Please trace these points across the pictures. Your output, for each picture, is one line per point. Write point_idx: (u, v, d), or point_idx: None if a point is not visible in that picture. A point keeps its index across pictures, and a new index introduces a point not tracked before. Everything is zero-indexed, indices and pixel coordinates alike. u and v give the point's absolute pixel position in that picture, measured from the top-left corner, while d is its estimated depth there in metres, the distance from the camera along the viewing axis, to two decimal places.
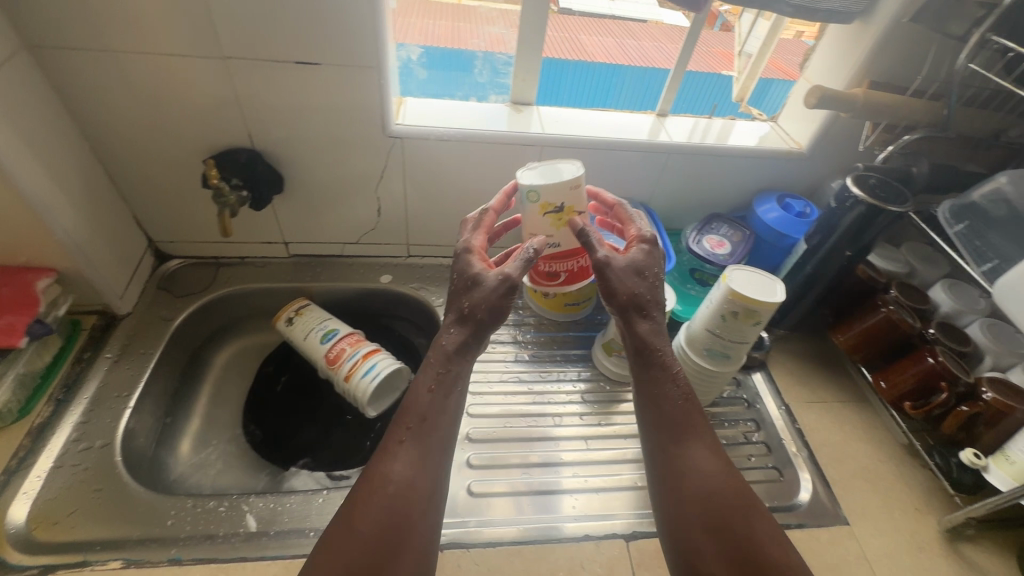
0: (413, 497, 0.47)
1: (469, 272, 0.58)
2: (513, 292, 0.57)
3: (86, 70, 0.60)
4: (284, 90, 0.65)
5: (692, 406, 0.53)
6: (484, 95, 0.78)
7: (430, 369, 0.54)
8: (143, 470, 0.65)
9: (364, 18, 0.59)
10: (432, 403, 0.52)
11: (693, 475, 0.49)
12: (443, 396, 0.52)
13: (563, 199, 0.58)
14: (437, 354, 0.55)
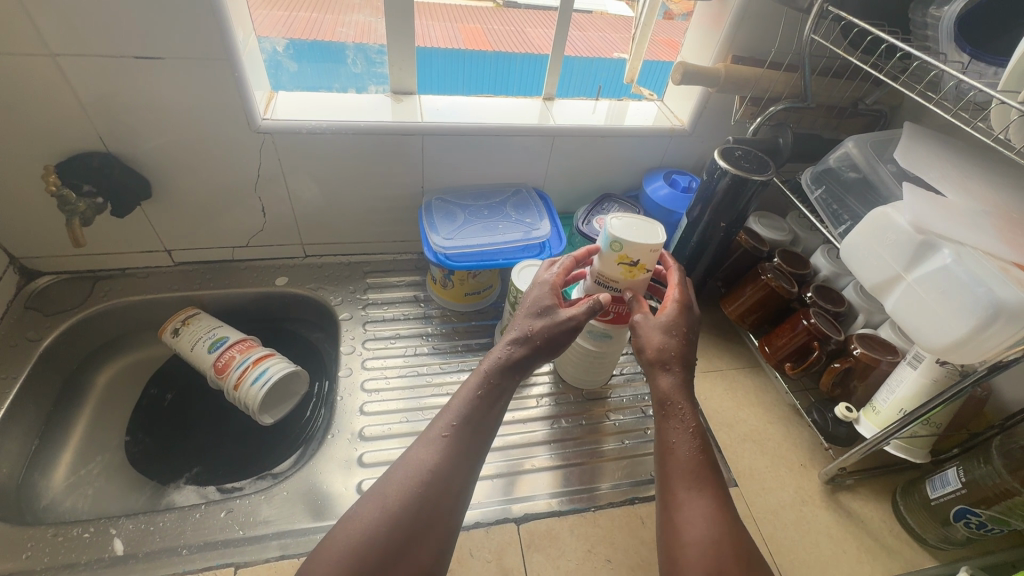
0: (442, 494, 0.46)
1: (540, 299, 0.57)
2: (575, 333, 0.56)
3: None
4: (130, 88, 0.61)
5: (710, 456, 0.50)
6: (362, 86, 0.77)
7: (474, 389, 0.52)
8: (6, 503, 0.61)
9: (202, 8, 0.56)
10: (446, 444, 0.49)
11: (693, 527, 0.45)
12: (475, 417, 0.51)
13: (641, 256, 0.56)
14: (493, 365, 0.54)
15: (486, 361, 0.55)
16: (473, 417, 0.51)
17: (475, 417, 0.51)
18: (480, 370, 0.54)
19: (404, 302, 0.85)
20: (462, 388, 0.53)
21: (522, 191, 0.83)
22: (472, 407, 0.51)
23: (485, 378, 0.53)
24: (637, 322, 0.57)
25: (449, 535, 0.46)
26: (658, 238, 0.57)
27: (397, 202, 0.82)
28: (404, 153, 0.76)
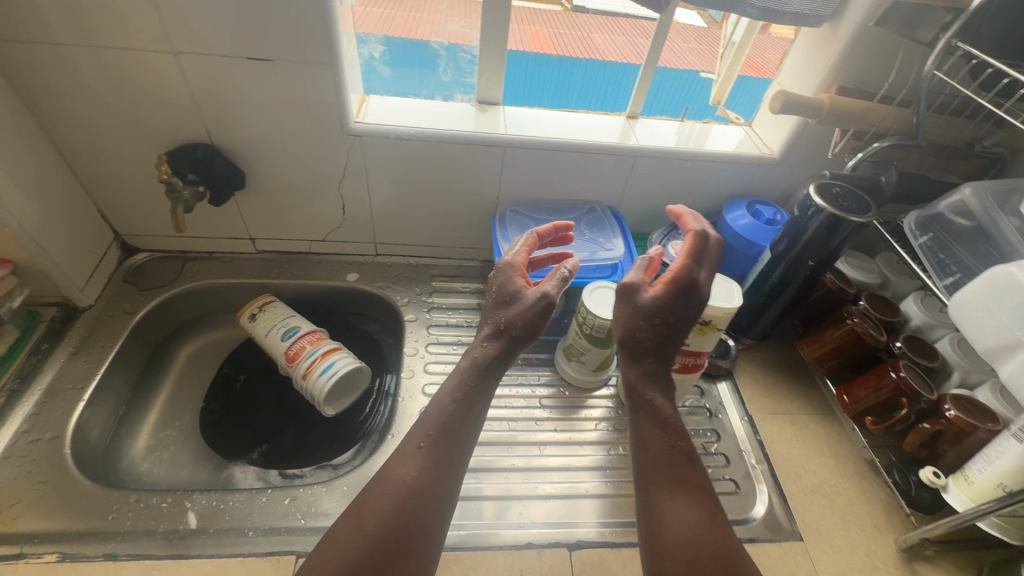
0: (421, 503, 0.47)
1: (508, 289, 0.61)
2: (549, 311, 0.58)
3: (39, 63, 0.60)
4: (240, 86, 0.64)
5: (682, 446, 0.51)
6: (449, 95, 0.77)
7: (455, 392, 0.54)
8: (96, 462, 0.66)
9: (314, 14, 0.59)
10: (440, 426, 0.52)
11: (676, 523, 0.46)
12: (457, 417, 0.52)
13: (712, 317, 0.59)
14: (467, 374, 0.55)
15: (463, 363, 0.57)
16: (452, 423, 0.52)
17: (454, 420, 0.52)
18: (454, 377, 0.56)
19: (467, 309, 0.86)
20: (438, 398, 0.54)
21: (596, 209, 0.82)
22: (449, 410, 0.53)
23: (462, 386, 0.55)
24: (626, 288, 0.57)
25: (433, 539, 0.47)
26: (731, 303, 0.58)
27: (470, 210, 0.83)
28: (484, 163, 0.76)
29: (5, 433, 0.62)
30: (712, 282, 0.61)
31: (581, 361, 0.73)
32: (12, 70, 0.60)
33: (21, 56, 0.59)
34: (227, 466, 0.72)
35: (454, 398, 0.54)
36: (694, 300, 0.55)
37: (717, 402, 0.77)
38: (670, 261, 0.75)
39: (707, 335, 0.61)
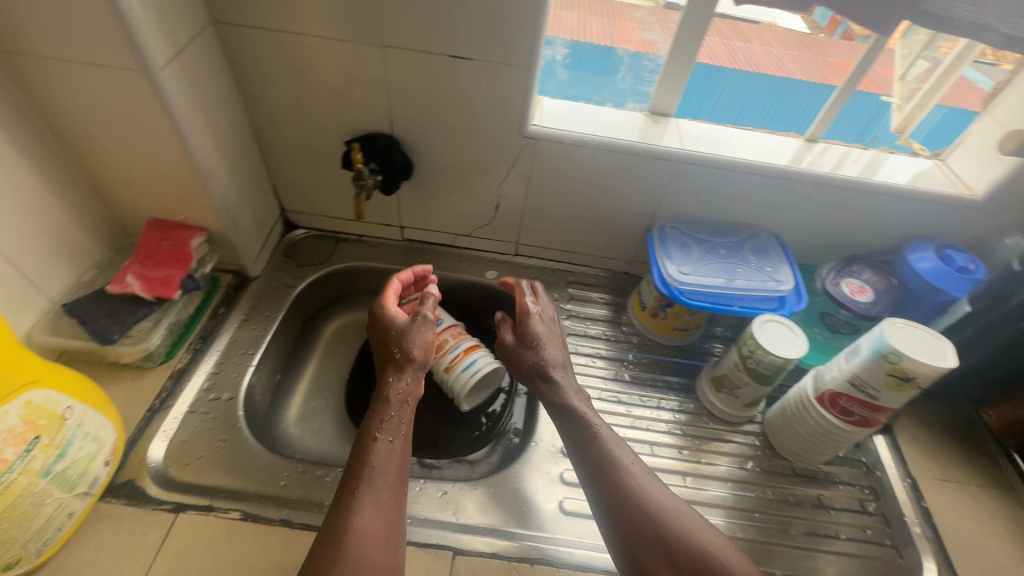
0: (387, 559, 0.49)
1: (388, 322, 0.67)
2: (428, 324, 0.68)
3: (258, 46, 0.63)
4: (434, 83, 0.65)
5: (586, 451, 0.58)
6: (621, 102, 0.75)
7: (381, 431, 0.57)
8: (259, 426, 0.70)
9: (526, 18, 0.58)
10: (389, 450, 0.56)
11: (638, 511, 0.53)
12: (386, 457, 0.55)
13: (917, 374, 0.53)
14: (386, 413, 0.59)
15: (391, 398, 0.61)
16: (376, 466, 0.54)
17: (381, 460, 0.55)
18: (369, 423, 0.58)
19: (604, 321, 0.85)
20: (361, 438, 0.57)
21: (759, 235, 0.77)
22: (388, 451, 0.56)
23: (374, 426, 0.58)
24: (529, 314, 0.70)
25: None
26: (946, 362, 0.52)
27: (622, 221, 0.81)
28: (651, 177, 0.74)
29: (190, 388, 0.66)
30: (917, 335, 0.55)
31: (733, 393, 0.70)
32: (233, 52, 0.64)
33: (246, 40, 0.63)
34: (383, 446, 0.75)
35: (375, 442, 0.56)
36: (539, 318, 0.70)
37: (874, 457, 0.71)
38: (845, 301, 0.70)
39: (903, 392, 0.55)
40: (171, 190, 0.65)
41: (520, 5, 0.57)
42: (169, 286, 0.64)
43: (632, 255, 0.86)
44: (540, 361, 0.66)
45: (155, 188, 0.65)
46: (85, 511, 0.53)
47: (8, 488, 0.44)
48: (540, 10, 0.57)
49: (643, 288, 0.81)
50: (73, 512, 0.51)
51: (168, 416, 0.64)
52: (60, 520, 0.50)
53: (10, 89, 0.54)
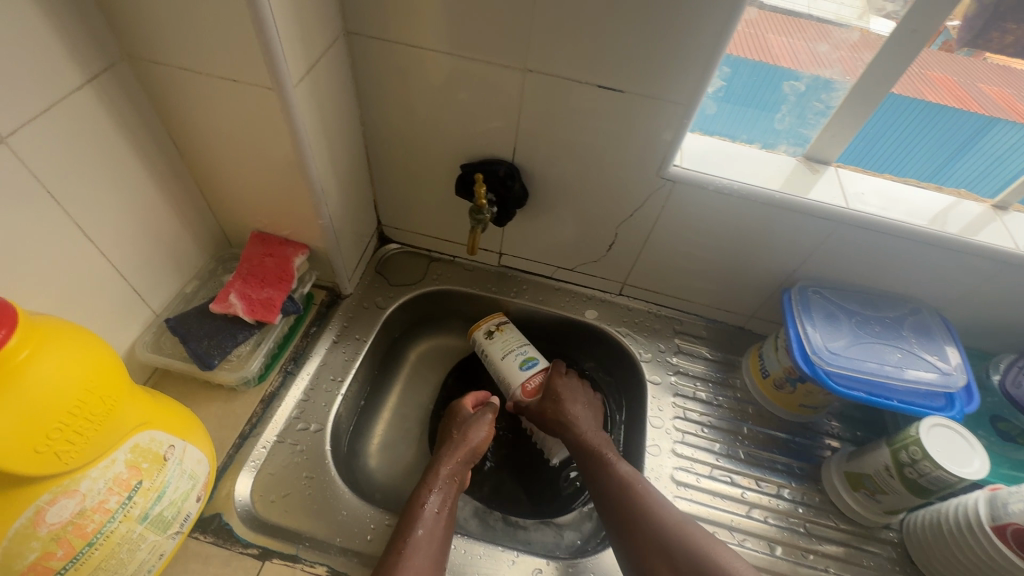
0: None
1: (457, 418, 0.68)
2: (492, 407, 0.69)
3: (386, 61, 0.58)
4: (573, 113, 0.58)
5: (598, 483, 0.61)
6: (772, 143, 0.65)
7: (430, 499, 0.57)
8: (344, 461, 0.66)
9: (697, 52, 0.50)
10: (435, 519, 0.56)
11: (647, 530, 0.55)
12: (430, 530, 0.54)
13: None
14: (435, 485, 0.59)
15: (440, 476, 0.60)
16: (420, 538, 0.53)
17: (428, 530, 0.54)
18: (417, 493, 0.58)
19: (714, 382, 0.76)
20: (411, 504, 0.57)
21: (919, 311, 0.66)
22: (435, 520, 0.56)
23: (422, 494, 0.58)
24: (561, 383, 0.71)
25: None
26: None
27: (751, 275, 0.72)
28: (800, 235, 0.65)
29: (280, 415, 0.63)
30: None
31: (873, 495, 0.61)
32: (359, 65, 0.59)
33: (374, 53, 0.58)
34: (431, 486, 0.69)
35: (425, 515, 0.56)
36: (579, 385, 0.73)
37: None
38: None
39: None
40: (281, 208, 0.62)
41: (696, 37, 0.49)
42: (271, 309, 0.61)
43: (753, 310, 0.77)
44: (573, 427, 0.67)
45: (265, 203, 0.62)
46: (175, 549, 0.50)
47: (108, 537, 0.41)
48: (721, 44, 0.49)
49: (767, 353, 0.71)
50: (164, 553, 0.48)
51: (257, 444, 0.61)
52: (151, 563, 0.47)
53: (139, 97, 0.51)
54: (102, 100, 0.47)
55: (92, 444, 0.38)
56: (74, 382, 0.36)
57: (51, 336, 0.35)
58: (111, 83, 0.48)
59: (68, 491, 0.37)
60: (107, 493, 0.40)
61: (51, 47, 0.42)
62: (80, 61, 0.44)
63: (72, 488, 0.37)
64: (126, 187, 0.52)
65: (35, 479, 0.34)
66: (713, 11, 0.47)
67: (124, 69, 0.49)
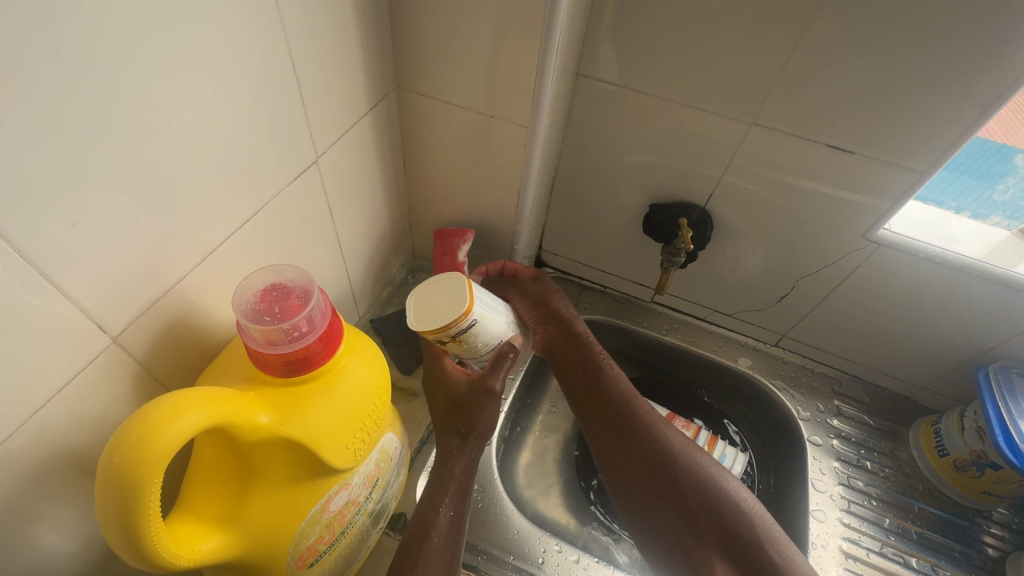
0: None
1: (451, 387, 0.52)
2: (501, 362, 0.51)
3: (605, 101, 0.62)
4: (789, 167, 0.59)
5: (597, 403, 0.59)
6: (984, 214, 0.63)
7: (443, 504, 0.48)
8: (504, 478, 0.69)
9: (950, 122, 0.50)
10: (450, 526, 0.47)
11: (655, 452, 0.56)
12: (449, 530, 0.47)
13: None
14: (450, 485, 0.49)
15: (452, 473, 0.50)
16: (434, 547, 0.46)
17: (442, 534, 0.47)
18: (432, 496, 0.49)
19: (877, 451, 0.72)
20: (423, 511, 0.48)
21: None
22: (449, 527, 0.47)
23: (438, 493, 0.49)
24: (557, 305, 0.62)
25: None
26: None
27: (937, 346, 0.68)
28: (1013, 313, 0.61)
29: None
30: None
31: None
32: (577, 103, 0.63)
33: (596, 93, 0.61)
34: (572, 512, 0.69)
35: (440, 516, 0.48)
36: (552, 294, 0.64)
37: None
38: None
39: None
40: (481, 228, 0.65)
41: (956, 106, 0.49)
42: None
43: (926, 381, 0.73)
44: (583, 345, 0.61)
45: (468, 223, 0.66)
46: (373, 544, 0.54)
47: (352, 529, 0.44)
48: (985, 116, 0.48)
49: (948, 430, 0.68)
50: (369, 545, 0.51)
51: (431, 451, 0.63)
52: (362, 553, 0.50)
53: (393, 122, 0.56)
54: (374, 124, 0.52)
55: (368, 444, 0.41)
56: (370, 386, 0.39)
57: (357, 344, 0.39)
58: (382, 110, 0.53)
59: (346, 484, 0.40)
60: (363, 487, 0.43)
61: (361, 79, 0.47)
62: (372, 91, 0.49)
63: (348, 480, 0.41)
64: (370, 202, 0.57)
65: (335, 472, 0.38)
66: (984, 83, 0.46)
67: (391, 98, 0.54)
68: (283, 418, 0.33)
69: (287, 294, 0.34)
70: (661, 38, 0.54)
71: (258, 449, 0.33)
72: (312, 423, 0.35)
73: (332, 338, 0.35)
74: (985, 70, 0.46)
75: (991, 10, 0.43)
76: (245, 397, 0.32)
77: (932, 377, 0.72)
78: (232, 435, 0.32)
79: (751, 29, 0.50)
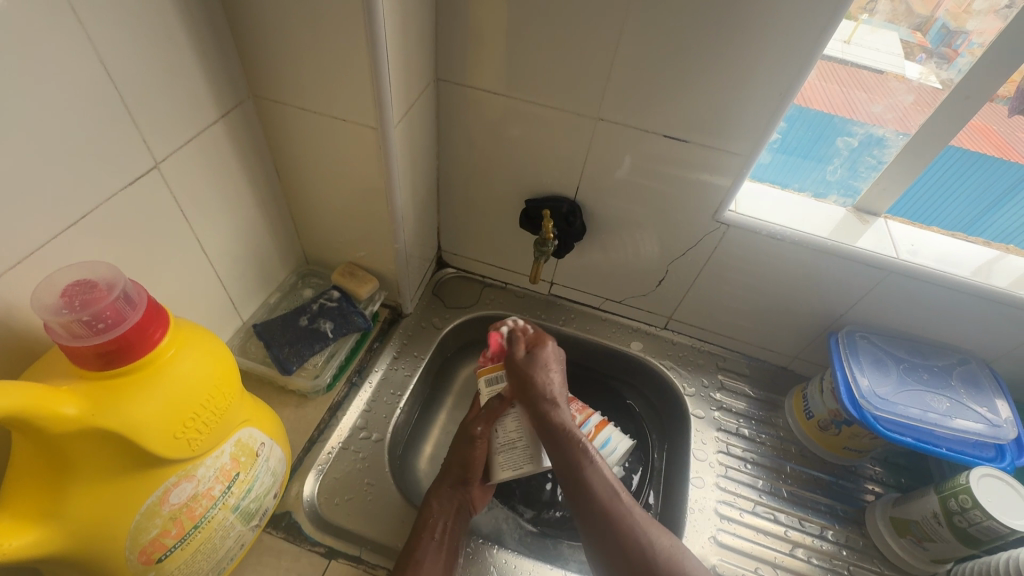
0: None
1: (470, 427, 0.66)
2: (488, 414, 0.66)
3: (469, 104, 0.66)
4: (637, 156, 0.64)
5: (584, 494, 0.58)
6: (823, 193, 0.69)
7: (433, 528, 0.58)
8: (401, 471, 0.70)
9: (759, 108, 0.56)
10: (434, 548, 0.57)
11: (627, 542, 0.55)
12: (438, 553, 0.56)
13: None
14: (433, 518, 0.59)
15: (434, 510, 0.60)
16: (426, 566, 0.55)
17: (431, 556, 0.56)
18: (420, 529, 0.58)
19: (756, 420, 0.77)
20: (412, 536, 0.57)
21: (967, 361, 0.67)
22: (436, 548, 0.57)
23: (427, 527, 0.58)
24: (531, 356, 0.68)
25: None
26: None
27: (797, 317, 0.74)
28: (849, 280, 0.67)
29: (345, 424, 0.67)
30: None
31: (921, 542, 0.61)
32: (445, 107, 0.67)
33: (460, 96, 0.65)
34: None
35: (430, 541, 0.57)
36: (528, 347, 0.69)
37: None
38: None
39: None
40: (361, 229, 0.67)
41: (758, 95, 0.55)
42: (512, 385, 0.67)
43: (795, 351, 0.79)
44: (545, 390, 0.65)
45: (348, 227, 0.68)
46: (251, 543, 0.54)
47: (209, 523, 0.45)
48: (785, 102, 0.55)
49: (811, 394, 0.73)
50: (243, 543, 0.52)
51: (322, 448, 0.65)
52: (234, 551, 0.51)
53: (256, 131, 0.58)
54: (230, 131, 0.54)
55: (211, 436, 0.42)
56: (204, 378, 0.40)
57: (188, 338, 0.41)
58: (237, 118, 0.55)
59: (188, 475, 0.41)
60: (214, 481, 0.44)
61: (203, 87, 0.49)
62: (221, 99, 0.52)
63: (192, 473, 0.42)
64: (238, 207, 0.59)
65: (168, 461, 0.39)
66: (777, 72, 0.53)
67: (248, 106, 0.56)
68: (95, 409, 0.35)
69: (92, 287, 0.35)
70: (502, 42, 0.59)
71: (70, 442, 0.34)
72: (129, 414, 0.36)
73: (148, 329, 0.36)
74: (774, 62, 0.52)
75: (764, 8, 0.49)
76: (50, 391, 0.33)
77: (799, 347, 0.78)
78: (36, 429, 0.33)
79: (576, 32, 0.55)
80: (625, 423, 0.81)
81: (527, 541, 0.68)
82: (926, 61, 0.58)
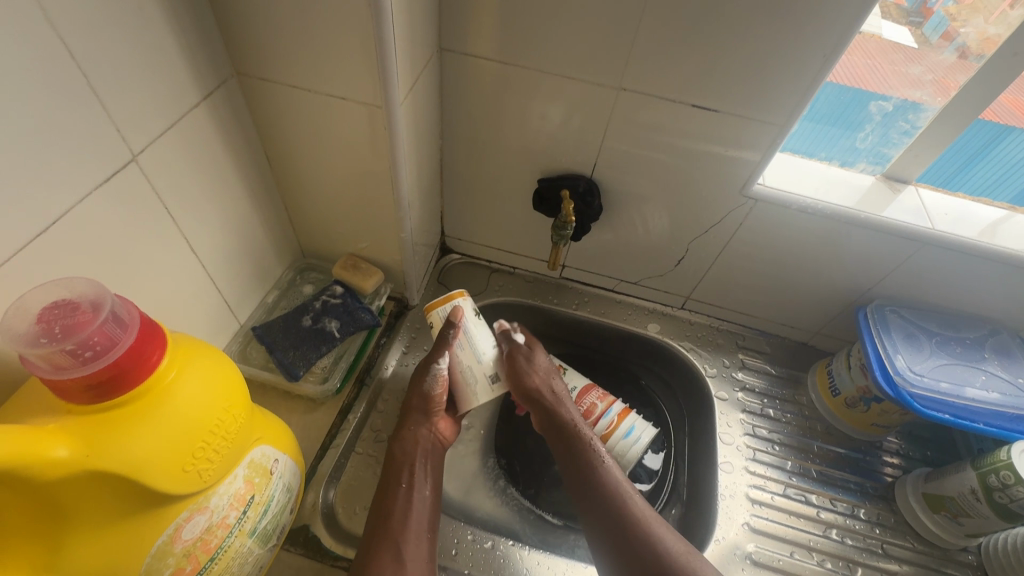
0: None
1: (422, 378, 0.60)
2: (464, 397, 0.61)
3: (476, 76, 0.60)
4: (661, 129, 0.59)
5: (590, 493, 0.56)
6: (852, 161, 0.65)
7: (400, 473, 0.55)
8: None
9: (798, 73, 0.51)
10: (405, 496, 0.54)
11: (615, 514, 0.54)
12: (411, 500, 0.54)
13: None
14: (402, 462, 0.56)
15: (399, 461, 0.57)
16: (398, 513, 0.52)
17: (400, 503, 0.53)
18: (391, 477, 0.55)
19: (780, 399, 0.75)
20: (385, 481, 0.55)
21: (999, 331, 0.66)
22: (407, 491, 0.54)
23: (398, 473, 0.55)
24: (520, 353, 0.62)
25: None
26: None
27: (821, 292, 0.71)
28: (881, 254, 0.64)
29: (358, 427, 0.63)
30: None
31: (956, 518, 0.61)
32: (449, 81, 0.61)
33: (466, 68, 0.59)
34: (492, 493, 0.68)
35: (401, 489, 0.54)
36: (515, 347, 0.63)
37: None
38: None
39: None
40: (363, 219, 0.62)
41: (800, 59, 0.50)
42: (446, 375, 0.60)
43: (818, 327, 0.76)
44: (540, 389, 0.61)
45: (349, 217, 0.62)
46: (270, 561, 0.50)
47: (226, 552, 0.41)
48: (827, 66, 0.50)
49: (837, 370, 0.71)
50: (264, 565, 0.48)
51: (335, 454, 0.60)
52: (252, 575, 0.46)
53: (243, 114, 0.52)
54: (214, 116, 0.48)
55: (222, 463, 0.38)
56: (212, 400, 0.36)
57: (191, 357, 0.36)
58: (221, 100, 0.48)
59: (200, 507, 0.37)
60: (230, 508, 0.40)
61: (181, 67, 0.43)
62: (201, 80, 0.45)
63: (204, 504, 0.37)
64: (228, 201, 0.53)
65: (177, 496, 0.35)
66: (819, 35, 0.48)
67: (232, 86, 0.50)
68: (90, 449, 0.30)
69: (74, 310, 0.31)
70: (514, 6, 0.53)
71: (64, 489, 0.30)
72: (129, 450, 0.31)
73: (145, 352, 0.32)
74: (818, 20, 0.47)
75: None
76: (37, 432, 0.29)
77: (822, 323, 0.75)
78: (23, 479, 0.28)
79: None
80: (645, 408, 0.79)
81: (554, 538, 0.64)
82: (901, 20, 0.57)
